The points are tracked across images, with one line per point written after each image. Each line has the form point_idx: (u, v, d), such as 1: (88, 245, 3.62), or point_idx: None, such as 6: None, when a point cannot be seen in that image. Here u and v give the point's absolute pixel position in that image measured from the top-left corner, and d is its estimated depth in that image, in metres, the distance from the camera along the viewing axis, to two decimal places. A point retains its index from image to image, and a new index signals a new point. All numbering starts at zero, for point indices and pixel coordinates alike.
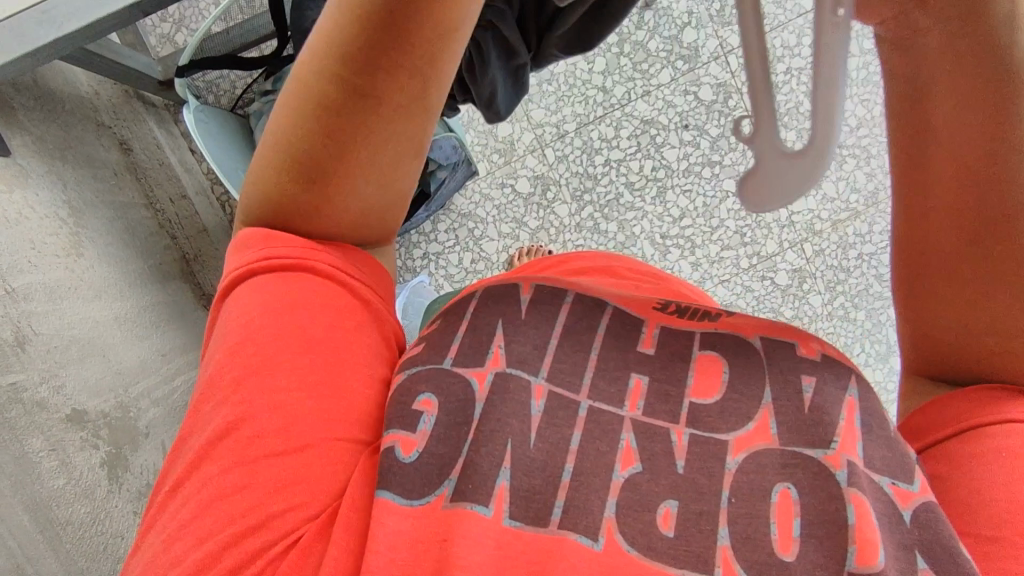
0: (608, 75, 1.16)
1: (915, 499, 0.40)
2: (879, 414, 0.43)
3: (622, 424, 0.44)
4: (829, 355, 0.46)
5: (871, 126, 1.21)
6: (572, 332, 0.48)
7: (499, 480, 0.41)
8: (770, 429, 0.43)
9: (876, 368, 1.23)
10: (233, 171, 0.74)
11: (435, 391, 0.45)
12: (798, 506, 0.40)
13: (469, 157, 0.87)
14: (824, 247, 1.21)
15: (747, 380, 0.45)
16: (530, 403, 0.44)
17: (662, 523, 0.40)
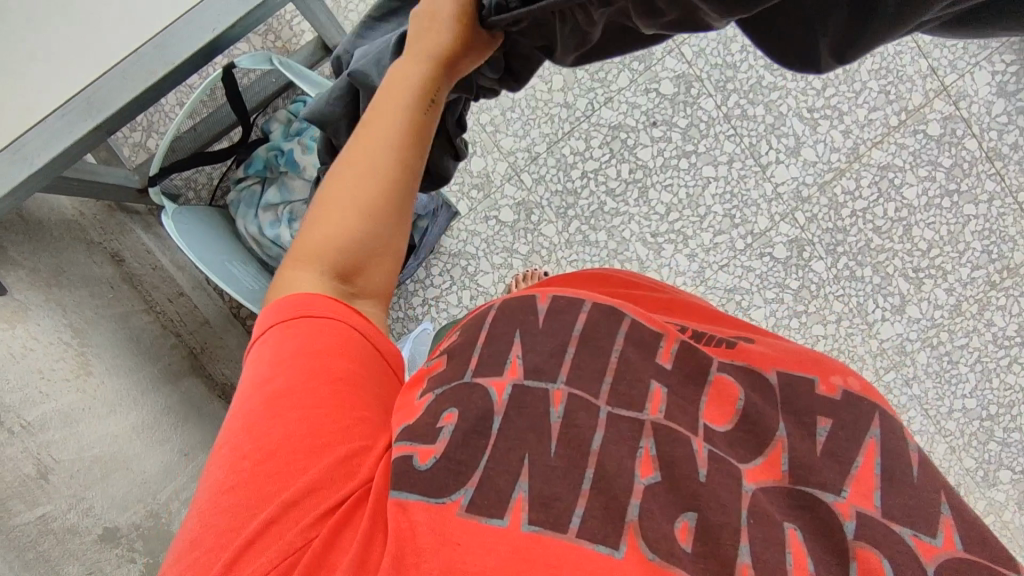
0: (568, 90, 1.18)
1: (939, 553, 0.37)
2: (902, 459, 0.40)
3: (641, 428, 0.41)
4: (850, 393, 0.44)
5: (837, 86, 1.22)
6: (592, 338, 0.45)
7: (516, 490, 0.39)
8: (781, 465, 0.41)
9: (895, 321, 1.21)
10: (219, 261, 0.76)
11: (457, 405, 0.43)
12: (806, 547, 0.38)
13: (445, 199, 0.88)
14: (816, 212, 1.21)
15: (761, 412, 0.43)
16: (547, 410, 0.42)
17: (680, 536, 0.38)
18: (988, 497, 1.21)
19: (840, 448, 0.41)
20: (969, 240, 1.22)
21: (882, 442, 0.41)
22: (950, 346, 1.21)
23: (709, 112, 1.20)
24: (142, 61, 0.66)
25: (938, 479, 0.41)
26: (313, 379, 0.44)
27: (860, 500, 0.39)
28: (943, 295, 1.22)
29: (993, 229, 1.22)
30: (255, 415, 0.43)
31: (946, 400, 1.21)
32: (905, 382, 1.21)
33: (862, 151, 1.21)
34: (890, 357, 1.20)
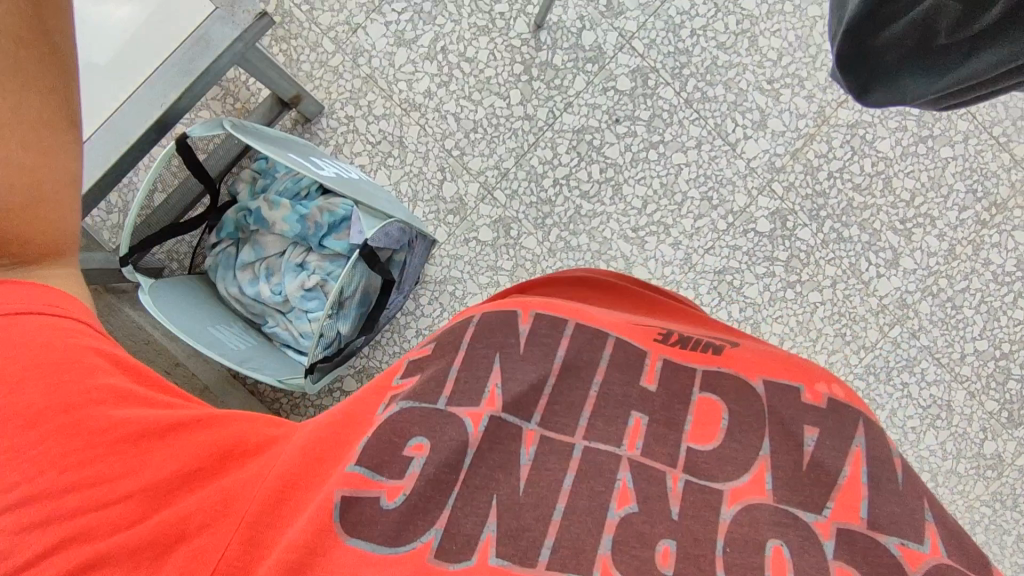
0: (527, 102, 1.19)
1: (924, 560, 0.44)
2: (885, 468, 0.48)
3: (619, 464, 0.48)
4: (834, 399, 0.51)
5: (793, 52, 1.22)
6: (572, 367, 0.53)
7: (485, 531, 0.46)
8: (766, 483, 0.47)
9: (891, 275, 1.20)
10: (204, 329, 0.77)
11: (427, 434, 0.50)
12: (791, 563, 0.44)
13: (423, 229, 0.86)
14: (792, 180, 1.20)
15: (750, 429, 0.49)
16: (519, 451, 0.49)
17: (661, 560, 0.44)
18: (1017, 437, 1.19)
19: (826, 460, 0.48)
20: (952, 182, 1.21)
21: (868, 453, 0.48)
22: (950, 291, 1.20)
23: (670, 100, 1.20)
24: None
25: (917, 485, 0.48)
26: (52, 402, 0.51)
27: (843, 515, 0.46)
28: (934, 241, 1.21)
29: (973, 169, 1.21)
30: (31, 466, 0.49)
31: (956, 346, 1.19)
32: (912, 334, 1.19)
33: (828, 112, 1.21)
34: (892, 312, 1.19)
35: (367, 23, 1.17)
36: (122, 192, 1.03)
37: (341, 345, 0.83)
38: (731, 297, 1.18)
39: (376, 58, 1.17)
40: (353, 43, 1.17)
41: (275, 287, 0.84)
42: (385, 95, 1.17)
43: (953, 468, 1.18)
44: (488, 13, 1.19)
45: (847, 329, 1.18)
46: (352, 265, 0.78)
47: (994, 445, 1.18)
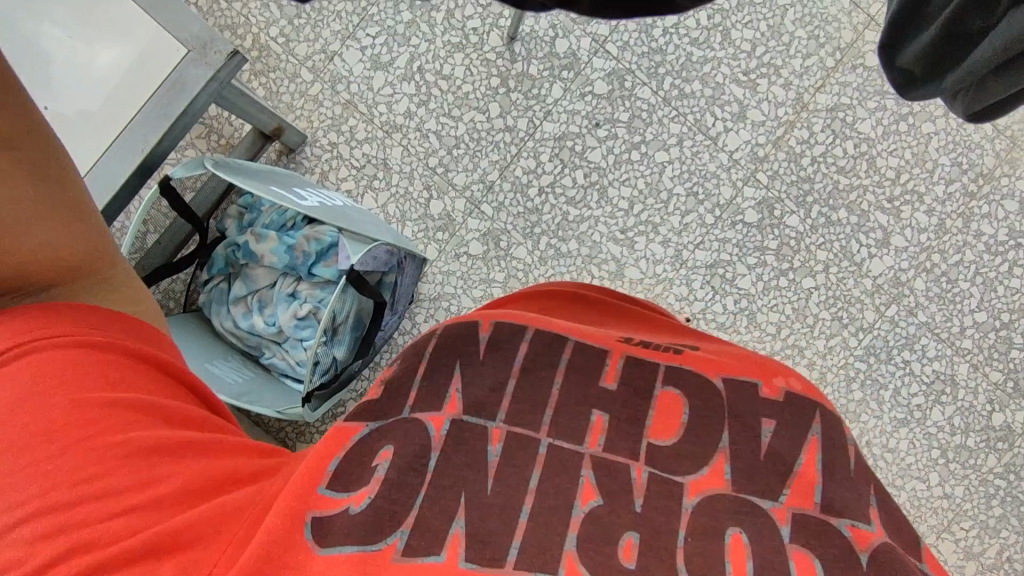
0: (507, 115, 1.20)
1: (871, 539, 0.45)
2: (839, 455, 0.49)
3: (583, 461, 0.49)
4: (790, 392, 0.52)
5: (766, 42, 1.23)
6: (531, 368, 0.54)
7: (453, 529, 0.46)
8: (726, 473, 0.48)
9: (883, 255, 1.20)
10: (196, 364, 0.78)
11: (393, 442, 0.51)
12: (749, 547, 0.44)
13: (413, 250, 0.87)
14: (776, 169, 1.21)
15: (709, 422, 0.50)
16: (486, 449, 0.50)
17: (624, 555, 0.44)
18: None
19: (782, 451, 0.49)
20: (936, 157, 1.21)
21: (823, 443, 0.49)
22: (944, 266, 1.20)
23: (648, 100, 1.21)
24: None
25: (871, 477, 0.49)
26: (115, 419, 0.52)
27: (797, 501, 0.46)
28: (923, 218, 1.21)
29: (957, 142, 1.21)
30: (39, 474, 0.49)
31: (955, 320, 1.19)
32: (909, 312, 1.19)
33: (807, 99, 1.22)
34: (887, 291, 1.19)
35: (343, 50, 1.19)
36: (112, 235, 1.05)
37: (337, 371, 0.84)
38: (725, 290, 1.18)
39: (354, 83, 1.19)
40: (330, 70, 1.19)
41: (268, 318, 0.85)
42: (365, 118, 1.19)
43: (963, 443, 1.18)
44: (460, 30, 1.20)
45: (844, 312, 1.19)
46: (341, 291, 0.80)
47: (1002, 416, 1.18)
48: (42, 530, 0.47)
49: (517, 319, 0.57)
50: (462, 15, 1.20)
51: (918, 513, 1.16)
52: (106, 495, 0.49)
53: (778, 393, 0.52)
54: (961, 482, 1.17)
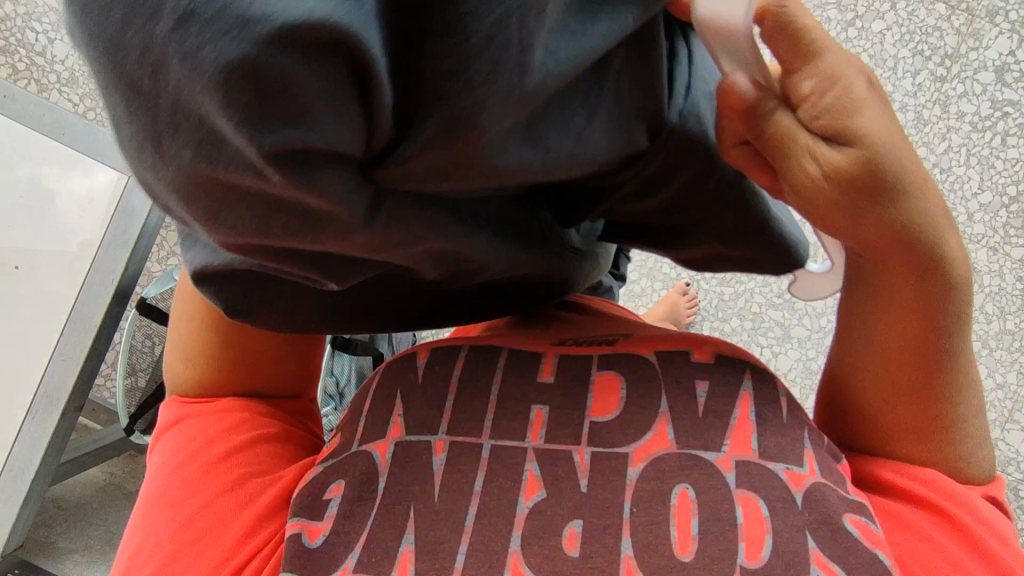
0: None
1: (806, 480, 0.38)
2: (774, 404, 0.41)
3: (524, 455, 0.41)
4: (724, 357, 0.43)
5: None
6: (470, 380, 0.45)
7: (403, 545, 0.40)
8: (667, 433, 0.40)
9: None
10: None
11: (344, 475, 0.44)
12: (696, 505, 0.37)
13: None
14: None
15: (647, 391, 0.41)
16: (431, 460, 0.42)
17: (567, 543, 0.37)
18: None
19: (718, 407, 0.41)
20: (895, 53, 1.14)
21: (755, 392, 0.41)
22: (932, 158, 1.12)
23: None
24: None
25: (806, 418, 0.42)
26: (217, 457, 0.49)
27: (739, 449, 0.39)
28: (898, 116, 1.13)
29: (912, 31, 1.13)
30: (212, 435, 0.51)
31: (958, 209, 1.11)
32: None
33: None
34: None
35: None
36: (110, 353, 1.09)
37: None
38: None
39: None
40: None
41: None
42: None
43: (1003, 328, 1.10)
44: None
45: None
46: (332, 355, 0.85)
47: None
48: (158, 472, 0.50)
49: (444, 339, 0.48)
50: None
51: None
52: (192, 464, 0.49)
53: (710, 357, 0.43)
54: (1012, 367, 1.09)
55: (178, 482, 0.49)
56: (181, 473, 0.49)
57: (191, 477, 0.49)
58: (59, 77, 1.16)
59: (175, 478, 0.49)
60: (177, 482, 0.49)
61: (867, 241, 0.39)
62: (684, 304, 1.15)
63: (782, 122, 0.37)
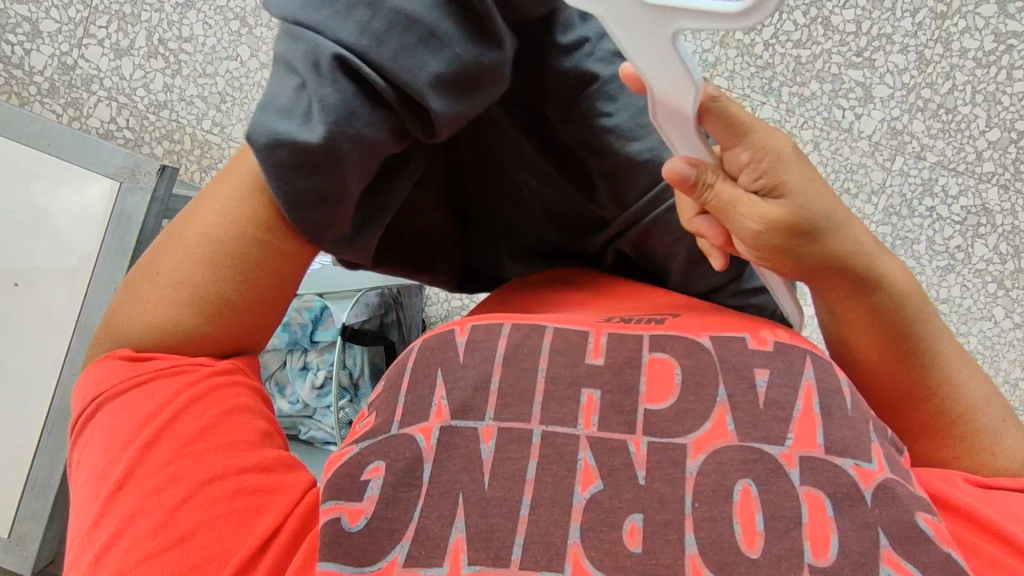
0: None
1: (876, 477, 0.37)
2: (836, 394, 0.40)
3: (576, 442, 0.39)
4: (781, 343, 0.42)
5: None
6: (513, 362, 0.43)
7: (453, 533, 0.38)
8: (727, 424, 0.39)
9: (871, 112, 1.10)
10: None
11: (384, 456, 0.41)
12: (760, 501, 0.36)
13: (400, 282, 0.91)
14: (730, 64, 1.11)
15: (703, 379, 0.40)
16: (478, 448, 0.40)
17: (629, 539, 0.36)
18: None
19: (779, 398, 0.39)
20: None
21: (818, 380, 0.40)
22: (938, 99, 1.09)
23: None
24: None
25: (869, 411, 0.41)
26: (188, 447, 0.44)
27: (805, 445, 0.38)
28: (899, 58, 1.10)
29: None
30: (175, 417, 0.45)
31: (967, 149, 1.09)
32: (915, 158, 1.09)
33: None
34: (888, 146, 1.09)
35: None
36: None
37: None
38: None
39: None
40: None
41: (291, 398, 0.87)
42: None
43: (1020, 267, 1.08)
44: None
45: (850, 181, 1.10)
46: (343, 349, 0.84)
47: None
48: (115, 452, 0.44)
49: (486, 318, 0.46)
50: None
51: (994, 352, 1.07)
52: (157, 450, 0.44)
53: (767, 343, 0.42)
54: None
55: (142, 470, 0.43)
56: (144, 463, 0.43)
57: (158, 467, 0.43)
58: (39, 89, 1.13)
59: (138, 464, 0.43)
60: (141, 472, 0.43)
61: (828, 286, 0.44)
62: None
63: (723, 195, 0.38)
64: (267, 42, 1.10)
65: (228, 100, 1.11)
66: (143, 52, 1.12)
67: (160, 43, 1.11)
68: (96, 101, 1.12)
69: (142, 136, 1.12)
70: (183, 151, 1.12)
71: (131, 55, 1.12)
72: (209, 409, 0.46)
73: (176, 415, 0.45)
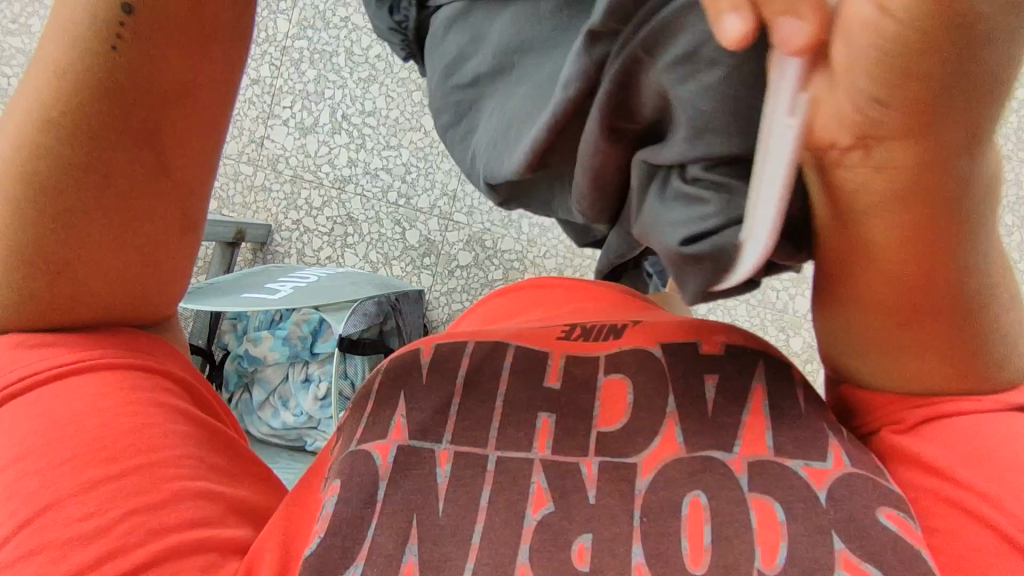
0: (418, 118, 1.07)
1: (830, 476, 0.39)
2: (787, 394, 0.42)
3: (531, 466, 0.42)
4: (732, 346, 0.44)
5: None
6: (476, 383, 0.46)
7: (407, 556, 0.40)
8: (676, 436, 0.41)
9: None
10: None
11: (340, 476, 0.44)
12: (708, 511, 0.38)
13: (399, 287, 0.91)
14: None
15: (654, 390, 0.43)
16: (434, 472, 0.43)
17: (578, 559, 0.39)
18: None
19: (725, 403, 0.42)
20: None
21: (767, 385, 0.42)
22: None
23: None
24: None
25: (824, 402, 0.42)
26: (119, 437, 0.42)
27: (752, 449, 0.40)
28: None
29: None
30: (69, 418, 0.42)
31: None
32: None
33: None
34: None
35: (269, 131, 1.11)
36: None
37: None
38: None
39: (292, 157, 1.11)
40: (266, 155, 1.11)
41: (295, 410, 0.89)
42: (316, 184, 1.11)
43: None
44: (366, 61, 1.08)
45: None
46: (344, 359, 0.85)
47: None
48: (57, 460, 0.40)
49: (450, 337, 0.49)
50: (360, 46, 1.08)
51: None
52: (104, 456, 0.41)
53: (720, 346, 0.44)
54: None
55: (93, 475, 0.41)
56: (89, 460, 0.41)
57: (117, 456, 0.42)
58: None
59: (81, 467, 0.41)
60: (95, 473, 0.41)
61: (923, 156, 0.27)
62: None
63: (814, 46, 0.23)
64: (255, 57, 1.10)
65: None
66: None
67: None
68: None
69: None
70: None
71: None
72: (101, 399, 0.43)
73: (96, 404, 0.43)
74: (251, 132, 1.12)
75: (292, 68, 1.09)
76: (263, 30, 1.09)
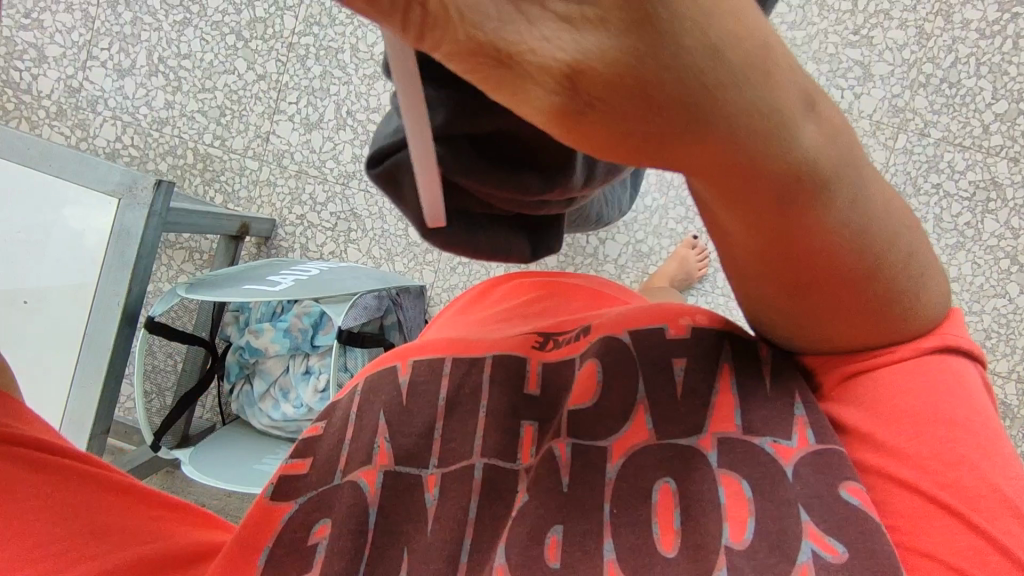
0: None
1: (796, 452, 0.39)
2: (753, 373, 0.42)
3: (517, 476, 0.44)
4: (698, 328, 0.45)
5: None
6: (457, 405, 0.48)
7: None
8: (646, 422, 0.42)
9: (872, 88, 1.08)
10: (239, 470, 0.86)
11: (329, 515, 0.44)
12: (677, 490, 0.40)
13: (402, 282, 0.92)
14: None
15: (624, 377, 0.45)
16: (423, 497, 0.44)
17: (549, 554, 0.39)
18: None
19: (695, 383, 0.43)
20: None
21: (734, 364, 0.43)
22: (942, 74, 1.06)
23: None
24: (87, 366, 0.87)
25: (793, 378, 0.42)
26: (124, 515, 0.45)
27: (721, 425, 0.41)
28: (899, 34, 1.07)
29: None
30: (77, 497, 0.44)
31: (973, 123, 1.06)
32: (920, 134, 1.07)
33: None
34: (889, 124, 1.07)
35: (274, 127, 1.12)
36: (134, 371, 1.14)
37: None
38: None
39: (297, 152, 1.12)
40: (271, 149, 1.12)
41: (295, 401, 0.90)
42: (320, 179, 1.12)
43: None
44: (371, 59, 1.08)
45: None
46: (343, 351, 0.85)
47: None
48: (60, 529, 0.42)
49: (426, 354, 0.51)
50: (365, 43, 1.08)
51: (1011, 330, 1.05)
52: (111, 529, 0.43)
53: (687, 329, 0.46)
54: None
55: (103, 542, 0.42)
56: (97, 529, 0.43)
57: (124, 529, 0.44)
58: (48, 111, 1.18)
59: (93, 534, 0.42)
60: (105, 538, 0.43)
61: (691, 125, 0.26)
62: (694, 258, 1.00)
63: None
64: (262, 53, 1.11)
65: (228, 113, 1.13)
66: (144, 71, 1.14)
67: (160, 61, 1.14)
68: (101, 120, 1.16)
69: (147, 152, 1.16)
70: (188, 166, 1.16)
71: (133, 75, 1.14)
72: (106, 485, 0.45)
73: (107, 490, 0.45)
74: (257, 127, 1.13)
75: (298, 64, 1.10)
76: (269, 26, 1.10)
